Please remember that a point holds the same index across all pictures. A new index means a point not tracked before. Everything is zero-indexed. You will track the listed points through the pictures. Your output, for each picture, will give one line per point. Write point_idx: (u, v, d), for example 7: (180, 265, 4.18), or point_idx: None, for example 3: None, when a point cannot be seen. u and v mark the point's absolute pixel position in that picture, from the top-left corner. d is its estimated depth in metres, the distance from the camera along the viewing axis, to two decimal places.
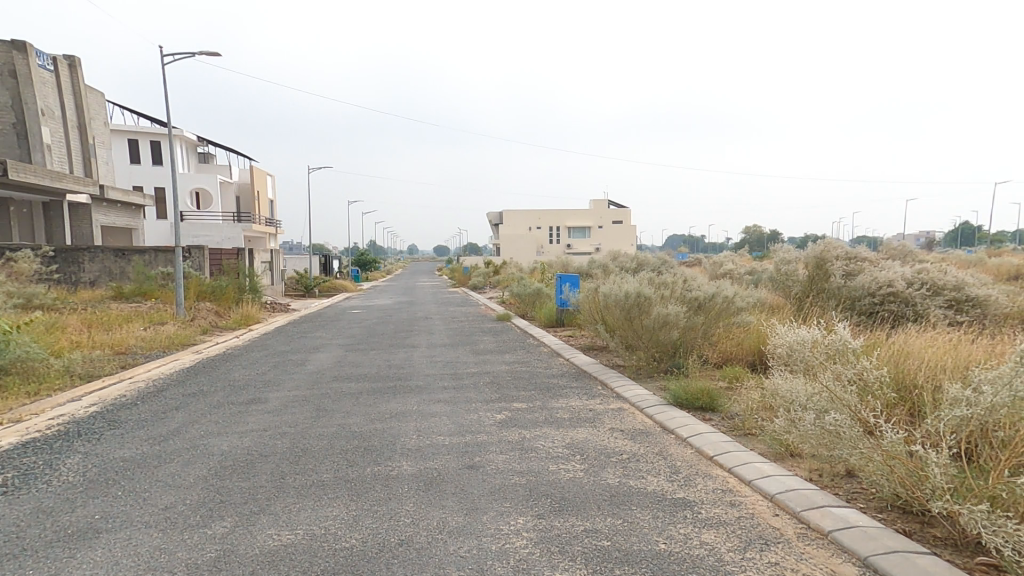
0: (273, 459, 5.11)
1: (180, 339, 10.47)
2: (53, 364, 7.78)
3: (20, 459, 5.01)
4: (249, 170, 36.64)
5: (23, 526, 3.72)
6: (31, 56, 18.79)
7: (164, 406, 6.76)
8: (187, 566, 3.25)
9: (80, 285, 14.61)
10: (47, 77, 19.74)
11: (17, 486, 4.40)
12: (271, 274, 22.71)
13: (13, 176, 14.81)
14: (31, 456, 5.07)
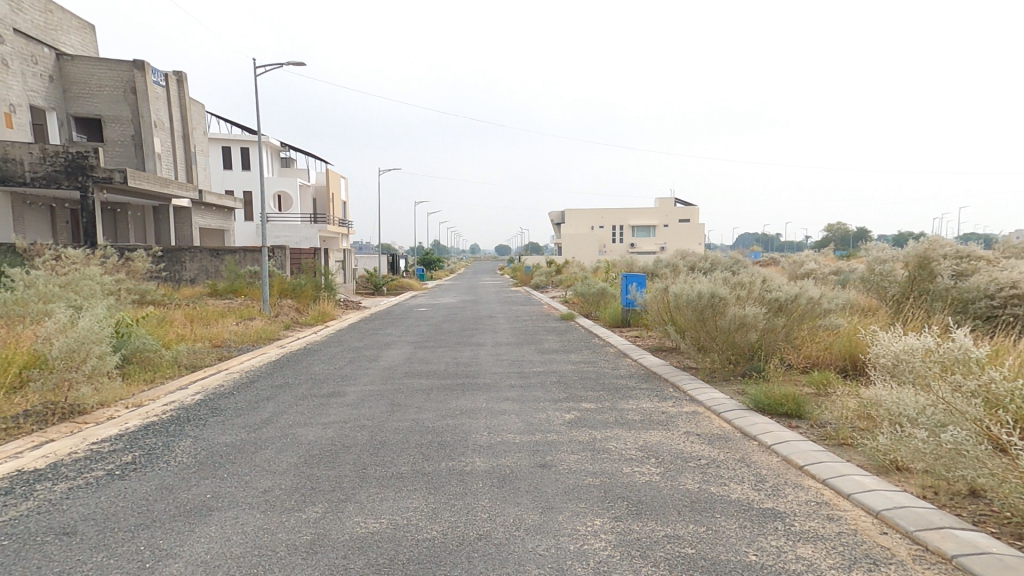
0: (354, 451, 5.38)
1: (267, 334, 11.23)
2: (164, 355, 8.59)
3: (143, 439, 5.58)
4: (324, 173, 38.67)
5: (150, 500, 4.13)
6: (149, 73, 20.41)
7: (257, 397, 7.28)
8: (288, 547, 3.50)
9: (182, 283, 16.01)
10: (160, 91, 21.62)
11: (143, 464, 4.90)
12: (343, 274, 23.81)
13: (130, 184, 16.35)
14: (154, 437, 5.63)
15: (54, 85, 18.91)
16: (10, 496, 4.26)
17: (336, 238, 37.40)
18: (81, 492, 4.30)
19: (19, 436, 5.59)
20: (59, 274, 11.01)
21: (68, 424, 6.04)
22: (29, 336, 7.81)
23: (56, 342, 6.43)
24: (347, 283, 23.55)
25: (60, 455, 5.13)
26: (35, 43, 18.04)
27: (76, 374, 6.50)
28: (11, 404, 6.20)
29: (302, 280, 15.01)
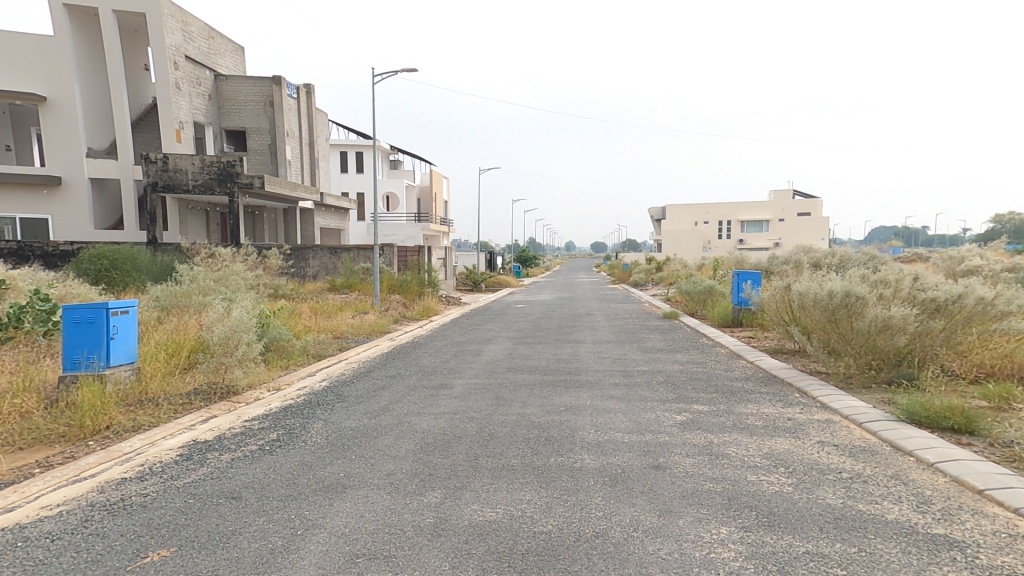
0: (466, 441, 5.54)
1: (379, 327, 12.02)
2: (296, 344, 9.56)
3: (285, 419, 6.22)
4: (429, 175, 40.59)
5: (295, 474, 4.58)
6: (284, 87, 22.58)
7: (373, 386, 7.82)
8: (414, 528, 3.68)
9: (306, 278, 17.54)
10: (293, 103, 23.79)
11: (286, 441, 5.44)
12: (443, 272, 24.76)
13: (266, 189, 18.28)
14: (293, 418, 6.25)
15: (212, 103, 21.54)
16: (188, 461, 4.98)
17: (437, 237, 39.10)
18: (241, 463, 4.90)
19: (191, 410, 6.53)
20: (214, 271, 12.69)
21: (226, 402, 6.93)
22: (193, 324, 9.01)
23: (216, 330, 7.64)
24: (448, 280, 24.45)
25: (222, 429, 5.89)
26: (200, 66, 20.67)
27: (230, 358, 7.62)
28: (183, 382, 7.26)
29: (408, 276, 15.83)
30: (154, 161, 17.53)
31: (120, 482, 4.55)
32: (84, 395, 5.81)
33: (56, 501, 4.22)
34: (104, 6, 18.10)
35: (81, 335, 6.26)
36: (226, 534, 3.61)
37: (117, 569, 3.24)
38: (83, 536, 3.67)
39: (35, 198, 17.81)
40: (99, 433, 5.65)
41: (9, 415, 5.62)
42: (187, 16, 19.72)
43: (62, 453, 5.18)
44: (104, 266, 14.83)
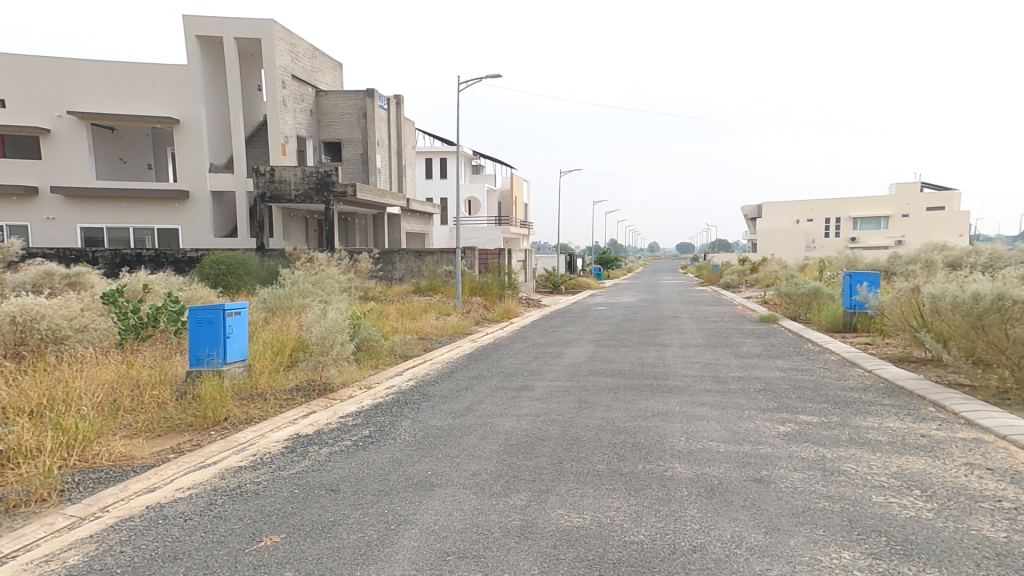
0: (549, 444, 5.44)
1: (461, 329, 12.30)
2: (385, 345, 10.00)
3: (376, 416, 6.49)
4: (510, 179, 41.16)
5: (387, 470, 4.74)
6: (376, 99, 23.85)
7: (456, 386, 7.97)
8: (501, 529, 3.63)
9: (393, 281, 18.33)
10: (383, 113, 25.07)
11: (377, 438, 5.65)
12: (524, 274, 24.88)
13: (358, 197, 19.36)
14: (383, 415, 6.51)
15: (312, 117, 23.23)
16: (293, 454, 5.31)
17: (516, 240, 39.48)
18: (339, 457, 5.15)
19: (294, 406, 7.00)
20: (312, 275, 13.65)
21: (323, 398, 7.36)
22: (294, 326, 9.67)
23: (314, 330, 8.22)
24: (528, 282, 24.52)
25: (321, 424, 6.25)
26: (303, 83, 22.39)
27: (326, 356, 8.17)
28: (287, 378, 7.81)
29: (489, 279, 16.05)
30: (262, 173, 19.11)
31: (236, 470, 4.94)
32: (206, 389, 6.42)
33: (186, 485, 4.65)
34: (226, 34, 20.01)
35: (203, 334, 6.93)
36: (327, 524, 3.78)
37: (237, 552, 3.49)
38: (208, 518, 4.02)
39: (166, 212, 20.18)
40: (219, 424, 6.22)
41: (147, 405, 6.35)
42: (294, 37, 21.45)
43: (190, 441, 5.74)
44: (222, 271, 16.47)
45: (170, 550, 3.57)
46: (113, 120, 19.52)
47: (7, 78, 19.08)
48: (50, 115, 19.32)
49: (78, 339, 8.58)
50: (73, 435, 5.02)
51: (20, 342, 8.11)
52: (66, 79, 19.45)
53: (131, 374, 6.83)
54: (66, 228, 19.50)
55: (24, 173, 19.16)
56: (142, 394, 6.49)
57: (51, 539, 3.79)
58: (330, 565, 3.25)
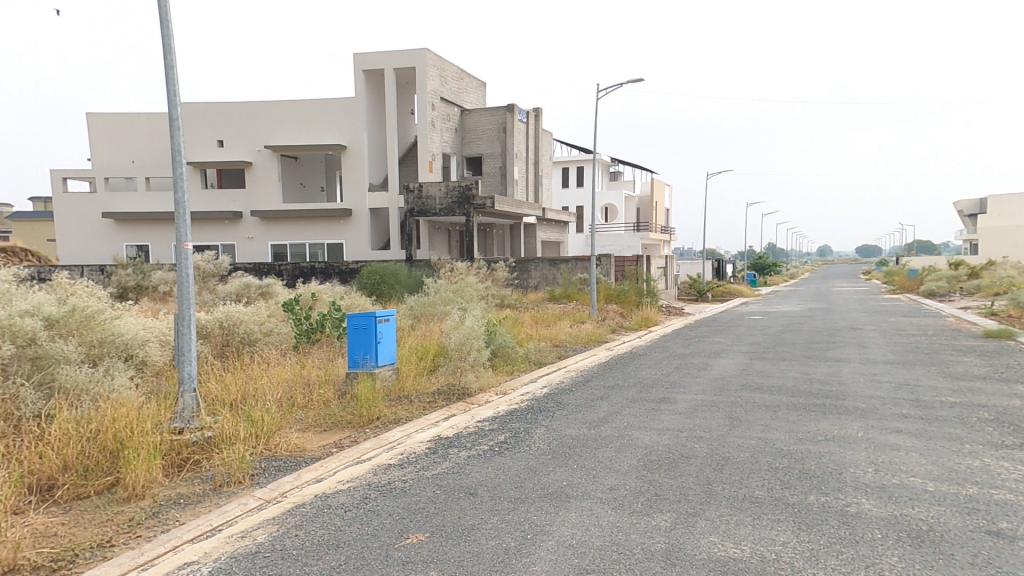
0: (696, 462, 5.00)
1: (596, 337, 12.09)
2: (519, 352, 10.18)
3: (511, 423, 6.60)
4: (651, 184, 39.97)
5: (522, 477, 4.81)
6: (516, 113, 24.67)
7: (592, 395, 7.79)
8: (644, 551, 3.44)
9: (528, 289, 18.57)
10: (523, 127, 25.87)
11: (512, 444, 5.76)
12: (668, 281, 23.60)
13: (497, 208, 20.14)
14: (518, 421, 6.60)
15: (457, 135, 24.79)
16: (435, 455, 5.60)
17: (658, 246, 38.05)
18: (476, 461, 5.34)
19: (436, 408, 7.39)
20: (453, 283, 14.62)
21: (462, 403, 7.67)
22: (436, 332, 10.33)
23: (454, 337, 8.95)
24: (670, 290, 23.31)
25: (459, 427, 6.54)
26: (450, 104, 24.04)
27: (464, 362, 8.68)
28: (430, 382, 8.31)
29: (626, 286, 15.52)
30: (411, 190, 20.73)
31: (387, 467, 5.34)
32: (362, 390, 7.07)
33: (347, 478, 5.12)
34: (387, 66, 22.30)
35: (358, 339, 7.66)
36: (467, 527, 3.93)
37: (389, 545, 3.75)
38: (364, 510, 4.37)
39: (333, 230, 23.05)
40: (372, 422, 6.77)
41: (315, 402, 7.17)
42: (443, 63, 23.18)
43: (349, 437, 6.32)
44: (377, 280, 18.30)
45: (333, 538, 3.93)
46: (296, 151, 22.85)
47: (221, 122, 23.31)
48: (250, 151, 23.24)
49: (266, 342, 10.03)
50: (261, 427, 5.83)
51: (225, 343, 9.73)
52: (261, 118, 23.19)
53: (304, 374, 7.78)
54: (259, 246, 23.25)
55: (231, 201, 23.23)
56: (312, 392, 7.35)
57: (244, 517, 4.39)
58: (472, 568, 3.37)
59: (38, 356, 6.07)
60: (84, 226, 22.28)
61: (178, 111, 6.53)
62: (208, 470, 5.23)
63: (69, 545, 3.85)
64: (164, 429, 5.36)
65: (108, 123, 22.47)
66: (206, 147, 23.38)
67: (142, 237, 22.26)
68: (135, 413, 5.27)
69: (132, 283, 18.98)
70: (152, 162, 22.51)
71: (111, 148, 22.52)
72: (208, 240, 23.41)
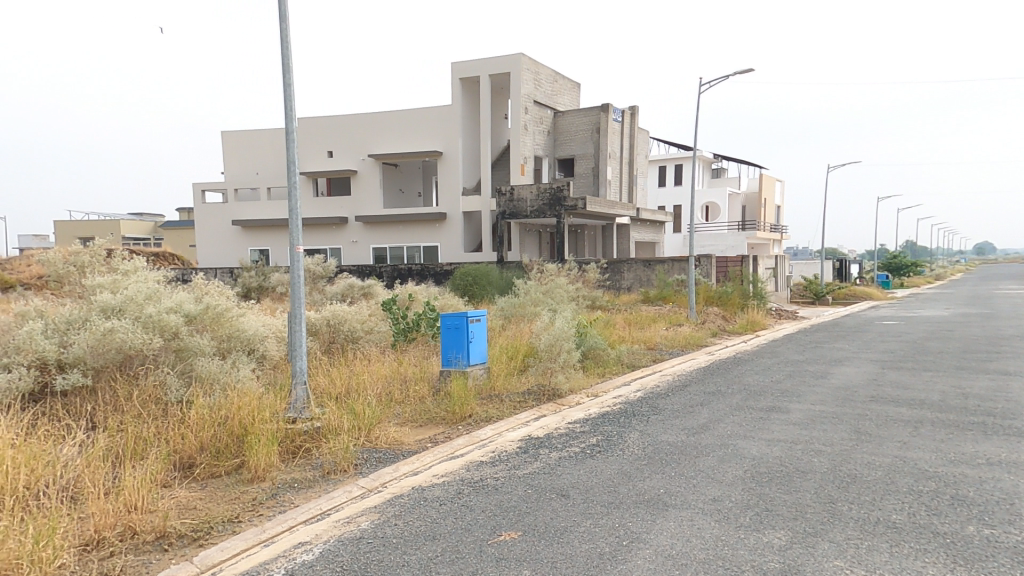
0: (815, 478, 4.63)
1: (695, 340, 11.61)
2: (611, 354, 10.07)
3: (603, 426, 6.56)
4: (760, 179, 37.65)
5: (615, 482, 4.77)
6: (611, 112, 24.21)
7: (691, 401, 7.50)
8: (755, 569, 3.28)
9: (621, 290, 18.19)
10: (617, 126, 25.36)
11: (604, 448, 5.73)
12: (780, 282, 21.91)
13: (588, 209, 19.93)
14: (610, 425, 6.54)
15: (549, 137, 24.88)
16: (526, 454, 5.70)
17: (767, 245, 35.77)
18: (568, 463, 5.38)
19: (526, 408, 7.48)
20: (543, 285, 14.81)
21: (552, 403, 7.71)
22: (526, 332, 10.48)
23: (543, 338, 9.08)
24: (780, 292, 21.66)
25: (550, 428, 6.61)
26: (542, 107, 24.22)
27: (554, 363, 8.75)
28: (520, 382, 8.42)
29: (728, 287, 14.75)
30: (503, 194, 21.24)
31: (479, 464, 5.50)
32: (455, 388, 7.33)
33: (441, 473, 5.33)
34: (482, 73, 22.93)
35: (452, 338, 7.94)
36: (559, 528, 3.97)
37: (482, 540, 3.88)
38: (457, 505, 4.53)
39: (427, 233, 24.17)
40: (465, 419, 6.98)
41: (411, 398, 7.56)
42: (538, 66, 23.39)
43: (443, 433, 6.57)
44: (470, 281, 18.96)
45: (429, 530, 4.11)
46: (396, 159, 24.22)
47: (330, 135, 25.28)
48: (355, 161, 24.97)
49: (367, 339, 10.73)
50: (363, 420, 6.22)
51: (332, 340, 10.50)
52: (365, 129, 24.82)
53: (401, 371, 8.23)
54: (361, 249, 24.93)
55: (337, 208, 25.11)
56: (409, 388, 7.76)
57: (350, 504, 4.71)
58: (567, 570, 3.41)
59: (180, 348, 6.93)
60: (217, 233, 25.20)
61: (293, 125, 7.15)
62: (318, 457, 5.66)
63: (207, 517, 4.34)
64: (281, 418, 5.90)
65: (237, 140, 25.17)
66: (317, 158, 25.48)
67: (262, 242, 24.75)
68: (258, 402, 5.82)
69: (256, 284, 21.13)
70: (272, 173, 24.94)
71: (239, 163, 25.23)
72: (317, 244, 25.50)
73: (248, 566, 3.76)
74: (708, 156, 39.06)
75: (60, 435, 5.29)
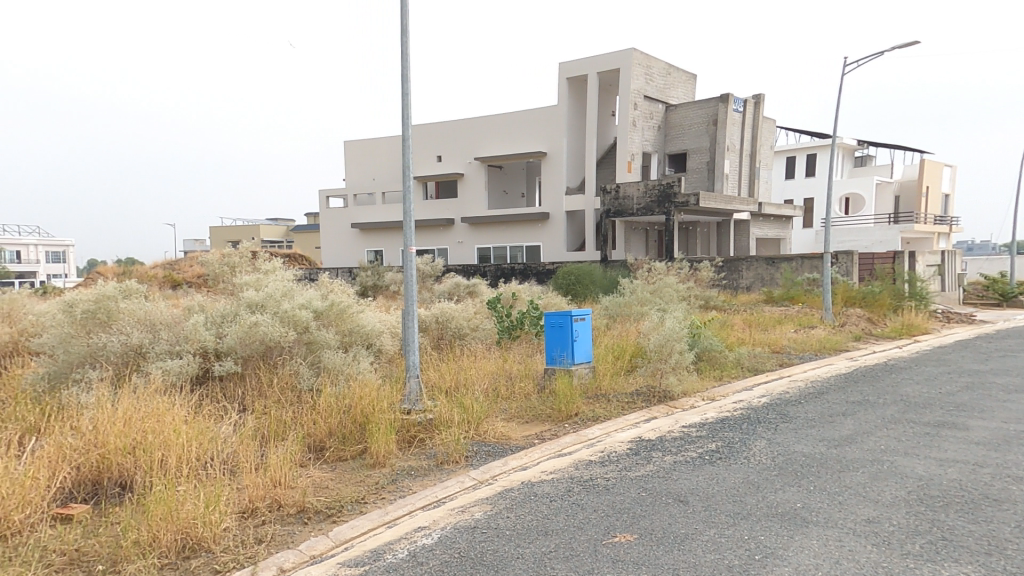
0: (1010, 508, 4.10)
1: (832, 344, 10.70)
2: (729, 356, 9.63)
3: (723, 431, 6.29)
4: (918, 166, 33.85)
5: (741, 492, 4.57)
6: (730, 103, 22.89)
7: (831, 410, 6.95)
8: None
9: (739, 290, 17.25)
10: (738, 117, 23.91)
11: (726, 454, 5.51)
12: (947, 280, 19.30)
13: (701, 205, 19.03)
14: (731, 431, 6.25)
15: (659, 132, 24.20)
16: (638, 456, 5.61)
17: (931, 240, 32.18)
18: (684, 467, 5.22)
19: (635, 409, 7.35)
20: (651, 284, 14.48)
21: (663, 405, 7.52)
22: (632, 332, 10.28)
23: (653, 339, 8.83)
24: (948, 292, 19.15)
25: (663, 431, 6.44)
26: (653, 102, 23.62)
27: (664, 364, 8.52)
28: (627, 383, 8.27)
29: (876, 287, 13.43)
30: (608, 192, 21.10)
31: (588, 463, 5.50)
32: (561, 386, 7.38)
33: (550, 469, 5.40)
34: (590, 71, 22.87)
35: (556, 336, 8.03)
36: (680, 535, 3.87)
37: (597, 540, 3.89)
38: (569, 503, 4.57)
39: (530, 233, 24.56)
40: (570, 418, 7.00)
41: (517, 394, 7.72)
42: (649, 60, 22.86)
43: (549, 430, 6.63)
44: (573, 280, 19.08)
45: (541, 525, 4.18)
46: (501, 160, 24.89)
47: (440, 140, 26.53)
48: (462, 164, 26.01)
49: (473, 336, 11.10)
50: (472, 414, 6.48)
51: (441, 335, 11.03)
52: (472, 133, 25.74)
53: (507, 367, 8.47)
54: (467, 249, 25.92)
55: (444, 210, 26.33)
56: (515, 385, 7.93)
57: (463, 494, 4.91)
58: None
59: (311, 341, 7.64)
60: (338, 235, 27.52)
61: (409, 134, 7.53)
62: (431, 447, 5.96)
63: (338, 497, 4.73)
64: (397, 409, 6.30)
65: (357, 149, 27.25)
66: (427, 163, 26.90)
67: (377, 243, 26.62)
68: (376, 394, 6.32)
69: (371, 283, 22.72)
70: (387, 179, 26.66)
71: (359, 170, 27.31)
72: (426, 245, 26.95)
73: (376, 544, 4.03)
74: (849, 143, 35.91)
75: (219, 415, 6.05)
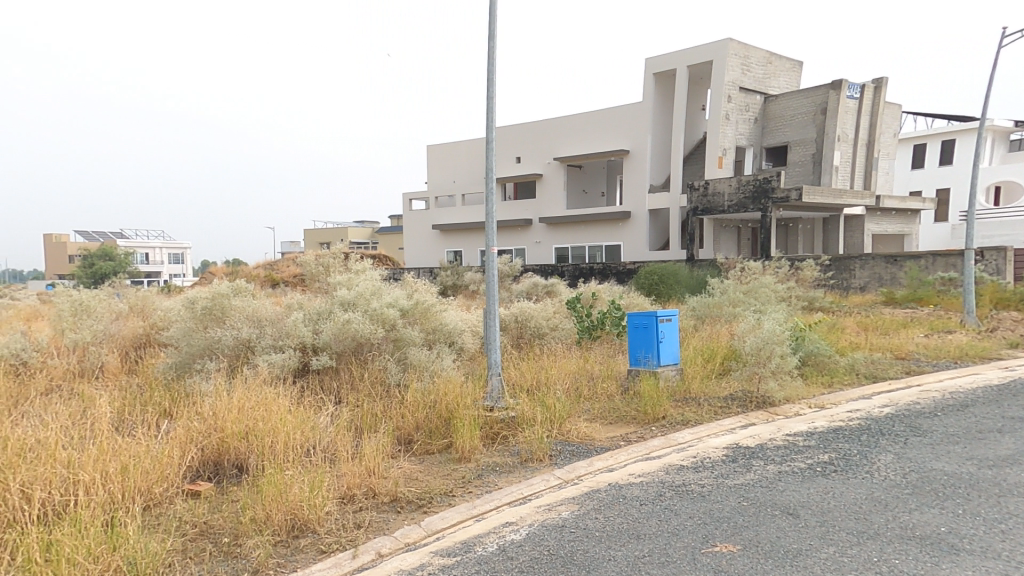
0: None
1: (972, 352, 9.62)
2: (840, 362, 8.94)
3: (836, 442, 5.77)
4: None
5: (866, 509, 4.12)
6: (842, 90, 21.30)
7: (975, 425, 6.22)
8: None
9: (852, 291, 16.09)
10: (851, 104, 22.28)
11: (845, 467, 5.03)
12: None
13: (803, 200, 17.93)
14: (846, 442, 5.72)
15: (756, 125, 23.11)
16: (736, 464, 5.22)
17: None
18: (792, 479, 4.79)
19: (730, 414, 6.93)
20: (745, 284, 13.77)
21: (763, 412, 7.03)
22: (724, 334, 9.78)
23: (746, 341, 8.31)
24: None
25: (763, 438, 5.99)
26: (750, 93, 22.53)
27: (762, 368, 7.83)
28: (720, 387, 7.80)
29: None
30: (695, 188, 20.48)
31: (680, 468, 5.17)
32: (646, 387, 7.10)
33: (638, 472, 5.11)
34: (680, 64, 22.20)
35: (640, 338, 7.78)
36: (792, 550, 3.53)
37: (695, 548, 3.60)
38: (660, 508, 4.28)
39: (610, 232, 24.16)
40: (657, 420, 6.68)
41: (600, 395, 7.50)
42: (747, 50, 21.82)
43: (636, 432, 6.35)
44: (655, 280, 18.55)
45: (632, 528, 3.94)
46: (582, 159, 24.72)
47: (521, 141, 26.78)
48: (542, 164, 26.08)
49: (553, 336, 10.96)
50: (554, 412, 6.29)
51: (520, 335, 11.07)
52: (552, 133, 25.74)
53: (588, 367, 8.30)
54: (545, 249, 25.93)
55: (523, 211, 26.51)
56: (596, 385, 7.73)
57: (549, 492, 4.73)
58: None
59: (398, 338, 7.78)
60: (418, 237, 28.45)
61: (492, 135, 7.46)
62: (515, 445, 5.84)
63: (427, 488, 4.69)
64: (480, 406, 6.25)
65: (440, 152, 28.06)
66: (507, 165, 27.32)
67: (457, 244, 27.21)
68: (460, 390, 6.29)
69: (451, 283, 23.19)
70: (467, 181, 27.21)
71: (441, 172, 28.12)
72: (505, 245, 27.30)
73: (466, 536, 3.93)
74: (1000, 126, 32.61)
75: (319, 406, 6.29)
